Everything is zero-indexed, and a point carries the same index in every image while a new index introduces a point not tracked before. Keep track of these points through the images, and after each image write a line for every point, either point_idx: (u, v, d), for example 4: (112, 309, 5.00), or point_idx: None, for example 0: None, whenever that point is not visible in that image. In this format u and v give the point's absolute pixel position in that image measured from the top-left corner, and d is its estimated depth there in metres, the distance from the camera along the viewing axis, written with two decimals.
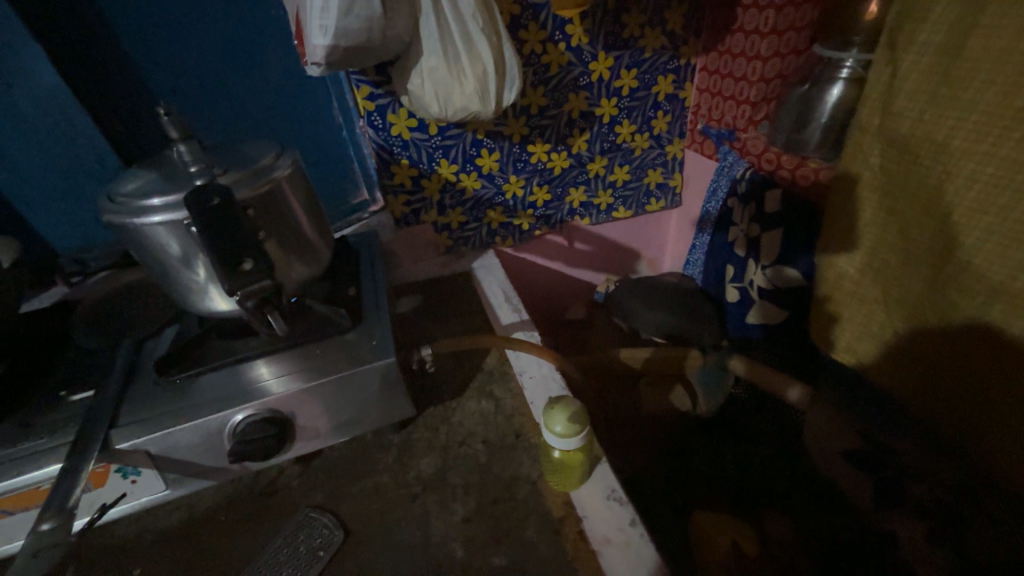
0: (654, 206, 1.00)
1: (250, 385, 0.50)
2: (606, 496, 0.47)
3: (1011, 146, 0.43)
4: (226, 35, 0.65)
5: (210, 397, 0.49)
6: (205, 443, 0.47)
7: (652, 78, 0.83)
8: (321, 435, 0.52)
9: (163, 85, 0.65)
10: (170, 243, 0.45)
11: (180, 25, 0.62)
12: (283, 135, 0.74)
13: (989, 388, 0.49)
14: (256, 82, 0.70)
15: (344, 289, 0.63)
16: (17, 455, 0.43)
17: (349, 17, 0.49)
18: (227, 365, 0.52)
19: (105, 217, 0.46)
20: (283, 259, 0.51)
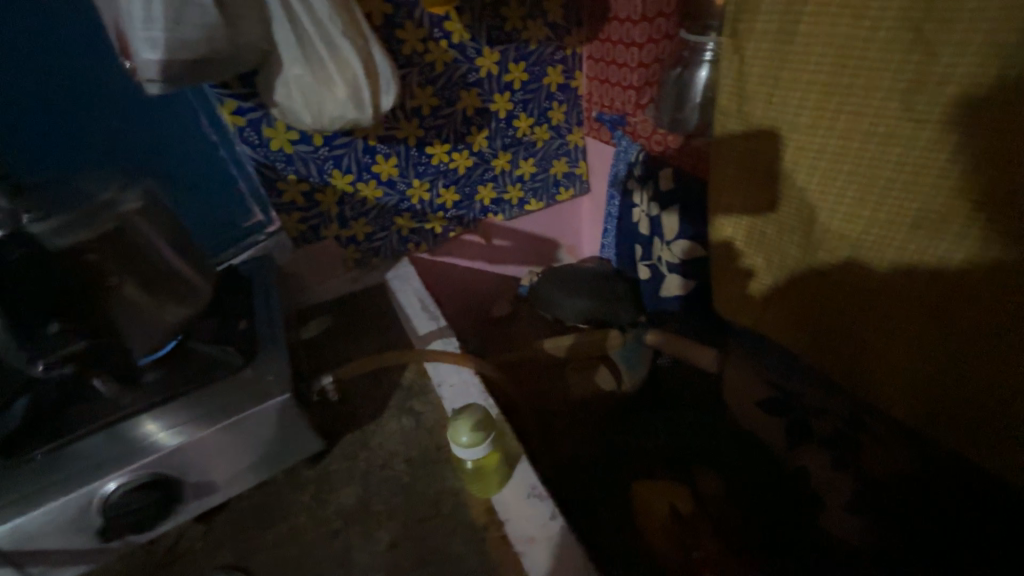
0: (564, 195, 1.01)
1: (124, 449, 0.44)
2: (528, 494, 0.47)
3: (846, 117, 0.47)
4: (43, 52, 0.56)
5: (75, 471, 0.43)
6: (72, 523, 0.42)
7: (542, 69, 0.84)
8: (220, 488, 0.48)
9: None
10: None
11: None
12: (144, 161, 0.65)
13: (866, 329, 0.53)
14: (91, 105, 0.60)
15: (234, 323, 0.58)
16: None
17: (182, 27, 0.44)
18: (95, 431, 0.46)
19: None
20: (154, 302, 0.46)
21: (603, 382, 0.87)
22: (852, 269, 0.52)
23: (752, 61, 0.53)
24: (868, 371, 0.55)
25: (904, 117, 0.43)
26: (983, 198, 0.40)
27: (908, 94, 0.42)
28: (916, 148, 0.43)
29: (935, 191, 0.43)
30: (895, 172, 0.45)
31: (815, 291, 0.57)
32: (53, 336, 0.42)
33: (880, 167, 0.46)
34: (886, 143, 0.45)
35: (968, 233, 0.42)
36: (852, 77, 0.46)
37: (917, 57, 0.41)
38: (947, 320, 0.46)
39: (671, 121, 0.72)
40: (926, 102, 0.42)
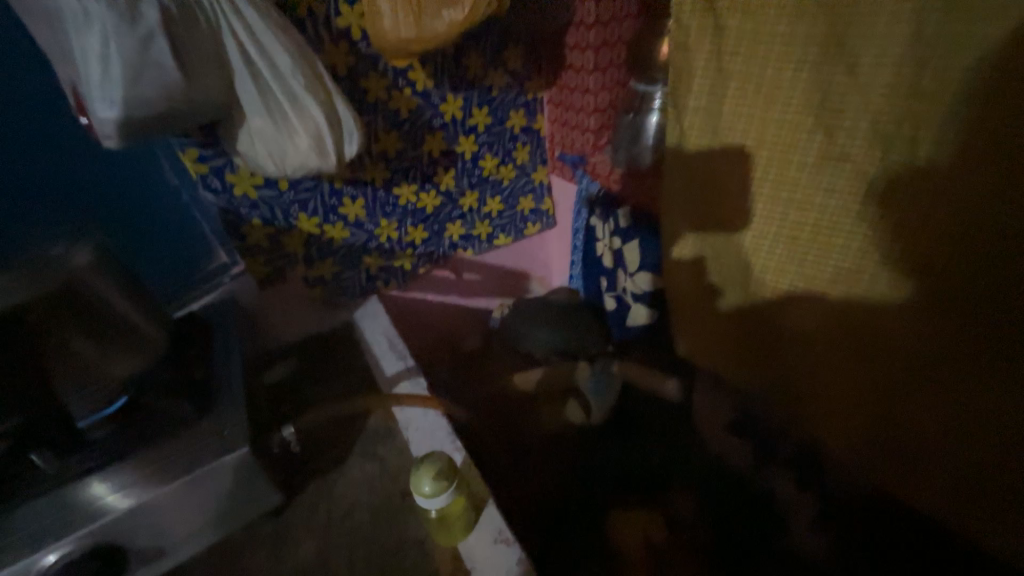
0: (532, 229, 1.04)
1: (63, 519, 0.42)
2: (494, 540, 0.46)
3: (770, 178, 0.51)
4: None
5: (13, 544, 0.41)
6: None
7: (505, 113, 0.88)
8: (171, 551, 0.46)
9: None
10: None
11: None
12: (98, 208, 0.63)
13: (803, 372, 0.56)
14: (42, 157, 0.59)
15: (192, 372, 0.57)
16: None
17: (140, 86, 0.45)
18: (37, 497, 0.44)
19: None
20: (101, 355, 0.45)
21: (574, 415, 0.86)
22: (786, 314, 0.55)
23: (689, 121, 0.57)
24: (810, 409, 0.57)
25: (816, 183, 0.47)
26: (888, 256, 0.43)
27: (818, 163, 0.46)
28: (828, 209, 0.47)
29: (846, 250, 0.46)
30: (812, 230, 0.49)
31: (757, 332, 0.60)
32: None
33: (801, 226, 0.50)
34: (804, 204, 0.49)
35: (880, 286, 0.45)
36: (771, 145, 0.50)
37: (822, 132, 0.45)
38: (867, 366, 0.48)
39: (627, 158, 0.75)
40: (833, 170, 0.45)
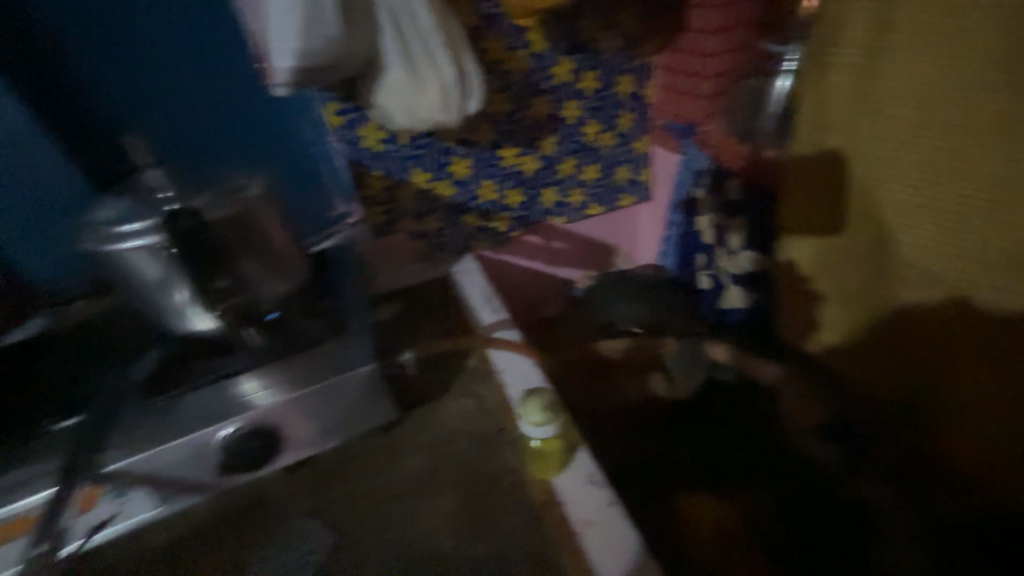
0: (625, 202, 1.02)
1: (234, 402, 0.50)
2: (585, 480, 0.49)
3: (939, 163, 0.57)
4: (187, 56, 0.66)
5: (196, 414, 0.50)
6: (190, 460, 0.49)
7: (613, 78, 0.86)
8: (309, 444, 0.54)
9: (126, 107, 0.66)
10: (149, 266, 0.48)
11: (140, 48, 0.64)
12: (252, 155, 0.75)
13: (945, 349, 0.61)
14: (220, 105, 0.70)
15: (322, 299, 0.64)
16: (17, 481, 0.46)
17: (311, 38, 0.50)
18: (211, 383, 0.53)
19: (83, 245, 0.49)
20: (265, 275, 0.53)
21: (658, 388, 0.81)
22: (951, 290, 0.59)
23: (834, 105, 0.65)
24: (945, 383, 0.62)
25: (971, 168, 0.54)
26: None
27: (980, 140, 0.52)
28: (988, 188, 0.53)
29: (1002, 225, 0.52)
30: (971, 208, 0.55)
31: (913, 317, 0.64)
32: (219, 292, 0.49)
33: (966, 204, 0.55)
34: (971, 185, 0.54)
35: None
36: (943, 126, 0.55)
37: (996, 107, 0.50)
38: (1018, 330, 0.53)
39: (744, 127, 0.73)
40: (998, 149, 0.51)
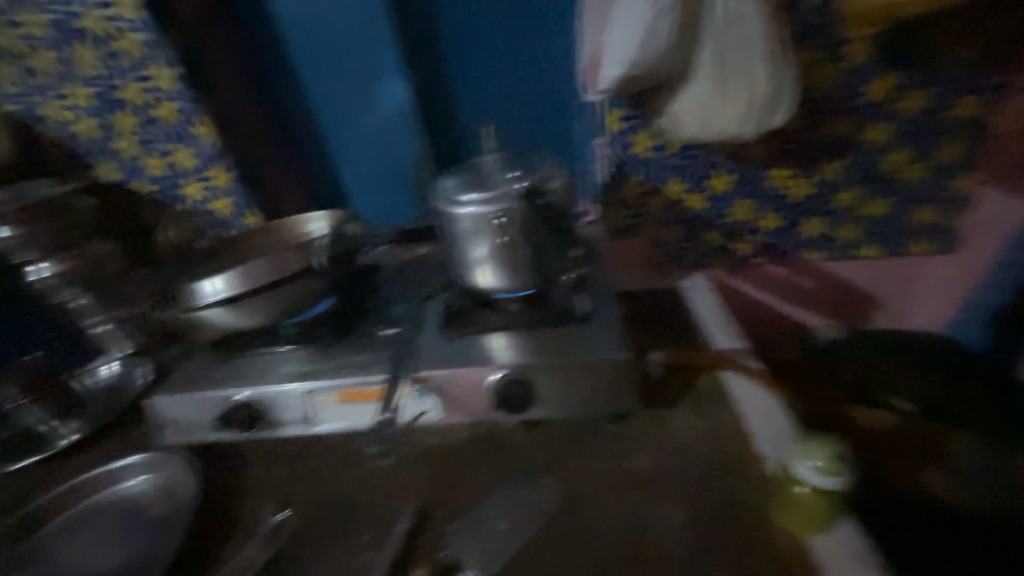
0: (913, 249, 0.84)
1: (506, 353, 0.60)
2: (852, 551, 0.43)
3: None
4: (519, 61, 0.86)
5: (477, 353, 0.61)
6: (472, 389, 0.60)
7: (945, 99, 0.71)
8: (550, 409, 0.60)
9: (469, 98, 0.89)
10: (470, 228, 0.61)
11: (494, 55, 0.86)
12: (537, 141, 0.91)
13: None
14: (527, 98, 0.88)
15: (576, 286, 0.71)
16: (363, 362, 0.63)
17: (645, 49, 0.56)
18: (488, 333, 0.64)
19: (432, 205, 0.65)
20: (544, 256, 0.63)
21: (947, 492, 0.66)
22: None
23: None
24: None
25: None
26: None
27: None
28: None
29: None
30: None
31: None
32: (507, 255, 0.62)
33: None
34: None
35: None
36: None
37: None
38: None
39: None
40: None
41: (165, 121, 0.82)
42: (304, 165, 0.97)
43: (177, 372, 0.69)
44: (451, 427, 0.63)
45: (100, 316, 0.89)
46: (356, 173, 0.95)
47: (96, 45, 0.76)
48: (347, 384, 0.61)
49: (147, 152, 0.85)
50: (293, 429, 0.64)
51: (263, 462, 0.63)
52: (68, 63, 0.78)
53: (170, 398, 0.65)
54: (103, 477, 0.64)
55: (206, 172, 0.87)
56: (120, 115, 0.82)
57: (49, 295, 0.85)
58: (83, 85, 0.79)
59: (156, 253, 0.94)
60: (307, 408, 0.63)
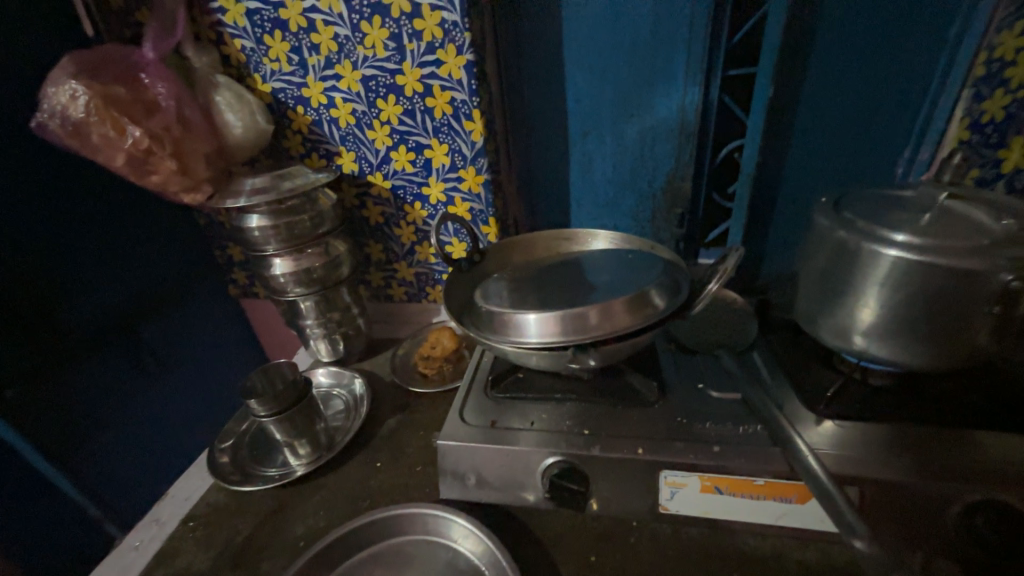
0: None
1: (950, 461, 0.44)
2: None
3: None
4: (870, 49, 0.65)
5: (898, 452, 0.45)
6: (913, 508, 0.43)
7: None
8: None
9: (790, 90, 0.69)
10: (885, 275, 0.46)
11: (838, 40, 0.65)
12: (858, 140, 0.71)
13: None
14: (860, 92, 0.68)
15: (984, 372, 0.53)
16: (723, 438, 0.50)
17: None
18: (888, 424, 0.48)
19: (824, 233, 0.52)
20: (993, 338, 0.45)
21: None
22: None
23: None
24: None
25: None
26: None
27: None
28: None
29: None
30: None
31: None
32: (932, 328, 0.46)
33: None
34: None
35: None
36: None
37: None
38: None
39: None
40: None
41: (435, 112, 0.73)
42: (539, 174, 0.87)
43: (459, 408, 0.59)
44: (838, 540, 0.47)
45: (319, 320, 0.83)
46: (604, 189, 0.86)
47: (389, 19, 0.67)
48: (725, 469, 0.47)
49: (399, 145, 0.78)
50: (613, 505, 0.51)
51: (573, 541, 0.51)
52: (349, 40, 0.70)
53: (469, 447, 0.53)
54: (379, 521, 0.55)
55: (458, 173, 0.78)
56: (388, 101, 0.74)
57: (280, 292, 0.79)
58: (357, 67, 0.72)
59: (384, 251, 0.90)
60: (649, 485, 0.50)
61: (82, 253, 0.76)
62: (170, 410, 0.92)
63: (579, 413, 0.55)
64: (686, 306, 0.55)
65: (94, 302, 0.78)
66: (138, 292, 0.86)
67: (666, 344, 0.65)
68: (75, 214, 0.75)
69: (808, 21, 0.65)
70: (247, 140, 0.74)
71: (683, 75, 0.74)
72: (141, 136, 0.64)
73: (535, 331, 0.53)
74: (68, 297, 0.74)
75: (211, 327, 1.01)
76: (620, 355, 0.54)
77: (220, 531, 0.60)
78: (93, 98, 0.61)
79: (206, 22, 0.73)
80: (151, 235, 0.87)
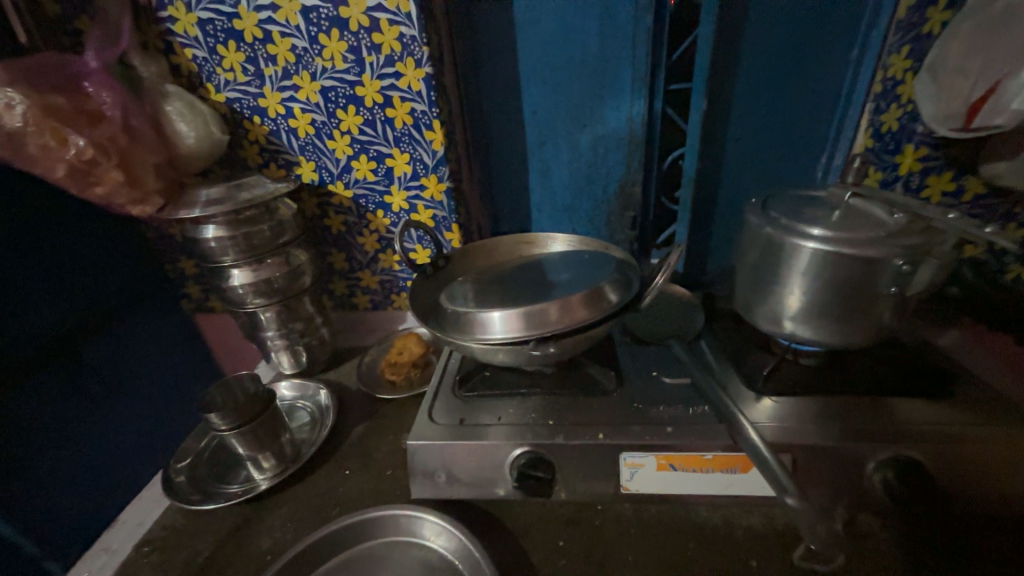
0: None
1: (865, 425, 0.50)
2: None
3: None
4: (789, 68, 0.74)
5: (823, 421, 0.51)
6: (837, 469, 0.49)
7: None
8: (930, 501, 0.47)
9: (723, 103, 0.77)
10: (805, 265, 0.53)
11: (761, 60, 0.73)
12: (783, 148, 0.79)
13: None
14: (781, 106, 0.76)
15: (892, 348, 0.61)
16: (675, 419, 0.54)
17: (953, 102, 0.61)
18: (814, 397, 0.54)
19: (754, 230, 0.58)
20: (893, 316, 0.52)
21: None
22: None
23: None
24: None
25: None
26: None
27: None
28: None
29: None
30: None
31: None
32: (846, 309, 0.52)
33: None
34: None
35: None
36: None
37: None
38: None
39: None
40: None
41: (396, 122, 0.75)
42: (499, 182, 0.91)
43: (428, 408, 0.60)
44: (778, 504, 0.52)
45: (280, 331, 0.81)
46: (561, 195, 0.90)
47: (347, 32, 0.69)
48: (677, 447, 0.51)
49: (360, 154, 0.79)
50: (579, 490, 0.54)
51: (542, 528, 0.53)
52: (307, 51, 0.71)
53: (439, 445, 0.55)
54: (349, 526, 0.55)
55: (420, 181, 0.80)
56: (348, 112, 0.75)
57: (238, 304, 0.77)
58: (316, 78, 0.73)
59: (347, 260, 0.90)
60: (611, 468, 0.53)
61: (15, 269, 0.71)
62: (114, 434, 0.86)
63: (544, 406, 0.58)
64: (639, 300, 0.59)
65: (28, 321, 0.73)
66: (79, 309, 0.81)
67: (623, 337, 0.70)
68: (7, 228, 0.71)
69: (735, 42, 0.72)
70: (201, 149, 0.72)
71: (629, 89, 0.79)
72: (85, 146, 0.62)
73: (499, 329, 0.55)
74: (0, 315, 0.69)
75: (161, 345, 0.96)
76: (579, 348, 0.58)
77: (178, 552, 0.57)
78: (31, 107, 0.58)
79: (154, 31, 0.72)
80: (92, 249, 0.83)
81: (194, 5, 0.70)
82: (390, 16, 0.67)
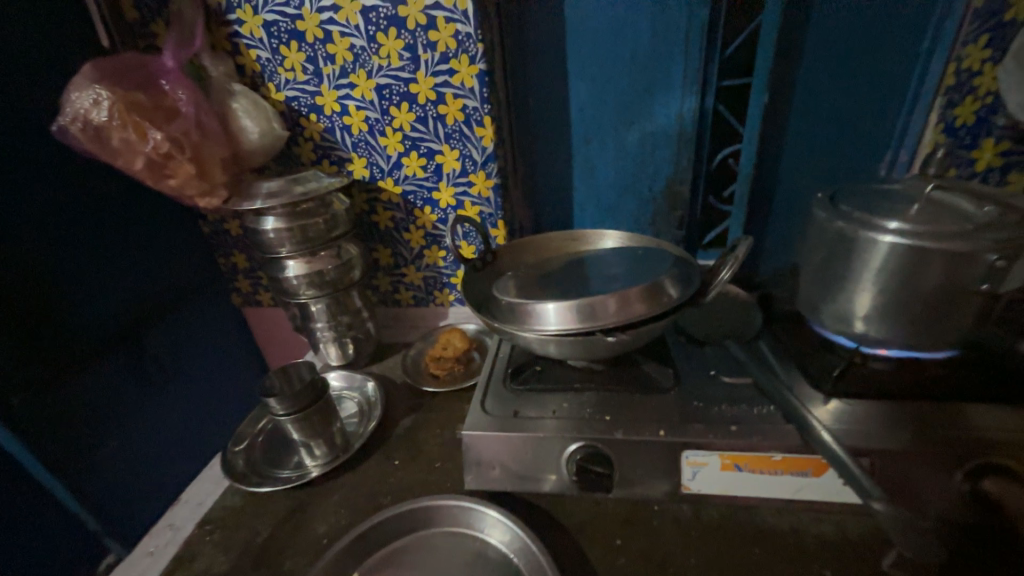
0: None
1: (947, 431, 0.47)
2: None
3: None
4: (853, 61, 0.71)
5: (900, 424, 0.49)
6: (916, 475, 0.46)
7: None
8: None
9: (781, 99, 0.75)
10: (881, 259, 0.50)
11: (823, 52, 0.71)
12: (845, 143, 0.77)
13: None
14: (843, 99, 0.74)
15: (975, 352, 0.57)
16: (739, 418, 0.52)
17: None
18: (891, 400, 0.51)
19: (822, 224, 0.56)
20: (981, 315, 0.49)
21: None
22: None
23: None
24: None
25: None
26: None
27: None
28: None
29: None
30: None
31: None
32: (927, 308, 0.49)
33: None
34: None
35: None
36: None
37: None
38: None
39: None
40: None
41: (447, 119, 0.76)
42: (544, 180, 0.91)
43: (480, 399, 0.60)
44: (852, 513, 0.49)
45: (329, 323, 0.83)
46: (606, 193, 0.90)
47: (405, 31, 0.71)
48: (745, 447, 0.49)
49: (411, 150, 0.80)
50: (637, 488, 0.53)
51: (599, 525, 0.52)
52: (365, 50, 0.73)
53: (494, 436, 0.54)
54: (405, 514, 0.55)
55: (469, 177, 0.81)
56: (401, 109, 0.77)
57: (292, 295, 0.79)
58: (371, 76, 0.75)
59: (394, 256, 0.91)
60: (671, 467, 0.51)
61: (83, 257, 0.75)
62: (174, 419, 0.90)
63: (599, 401, 0.57)
64: (699, 295, 0.58)
65: (101, 306, 0.77)
66: (143, 297, 0.85)
67: (676, 336, 0.68)
68: (84, 219, 0.75)
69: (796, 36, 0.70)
70: (263, 145, 0.75)
71: (681, 84, 0.78)
72: (162, 140, 0.65)
73: (555, 320, 0.55)
74: (67, 300, 0.72)
75: (213, 335, 1.00)
76: (636, 344, 0.56)
77: (236, 534, 0.59)
78: (116, 103, 0.63)
79: (222, 33, 0.76)
80: (155, 242, 0.87)
81: (261, 8, 0.73)
82: (446, 14, 0.68)
